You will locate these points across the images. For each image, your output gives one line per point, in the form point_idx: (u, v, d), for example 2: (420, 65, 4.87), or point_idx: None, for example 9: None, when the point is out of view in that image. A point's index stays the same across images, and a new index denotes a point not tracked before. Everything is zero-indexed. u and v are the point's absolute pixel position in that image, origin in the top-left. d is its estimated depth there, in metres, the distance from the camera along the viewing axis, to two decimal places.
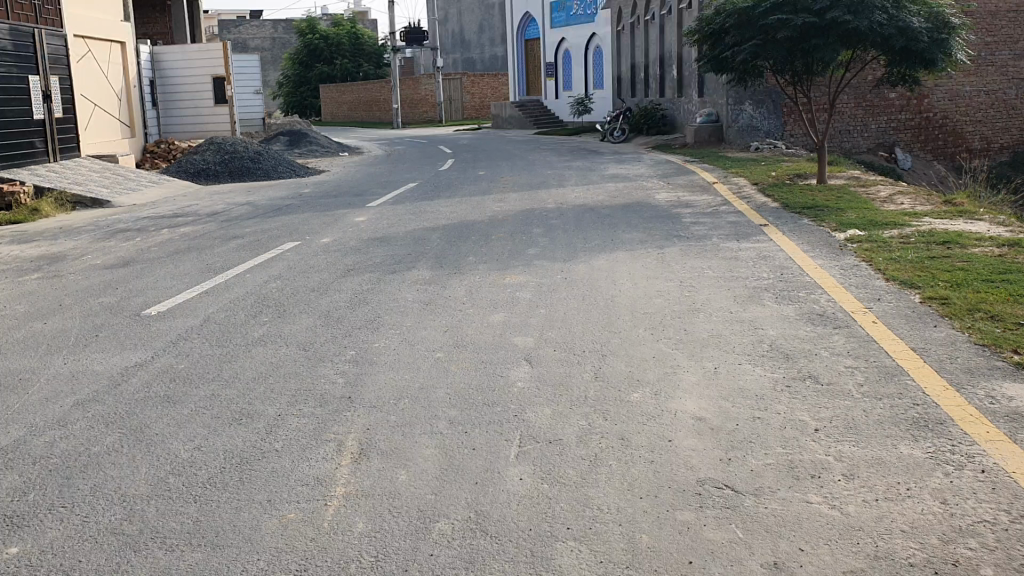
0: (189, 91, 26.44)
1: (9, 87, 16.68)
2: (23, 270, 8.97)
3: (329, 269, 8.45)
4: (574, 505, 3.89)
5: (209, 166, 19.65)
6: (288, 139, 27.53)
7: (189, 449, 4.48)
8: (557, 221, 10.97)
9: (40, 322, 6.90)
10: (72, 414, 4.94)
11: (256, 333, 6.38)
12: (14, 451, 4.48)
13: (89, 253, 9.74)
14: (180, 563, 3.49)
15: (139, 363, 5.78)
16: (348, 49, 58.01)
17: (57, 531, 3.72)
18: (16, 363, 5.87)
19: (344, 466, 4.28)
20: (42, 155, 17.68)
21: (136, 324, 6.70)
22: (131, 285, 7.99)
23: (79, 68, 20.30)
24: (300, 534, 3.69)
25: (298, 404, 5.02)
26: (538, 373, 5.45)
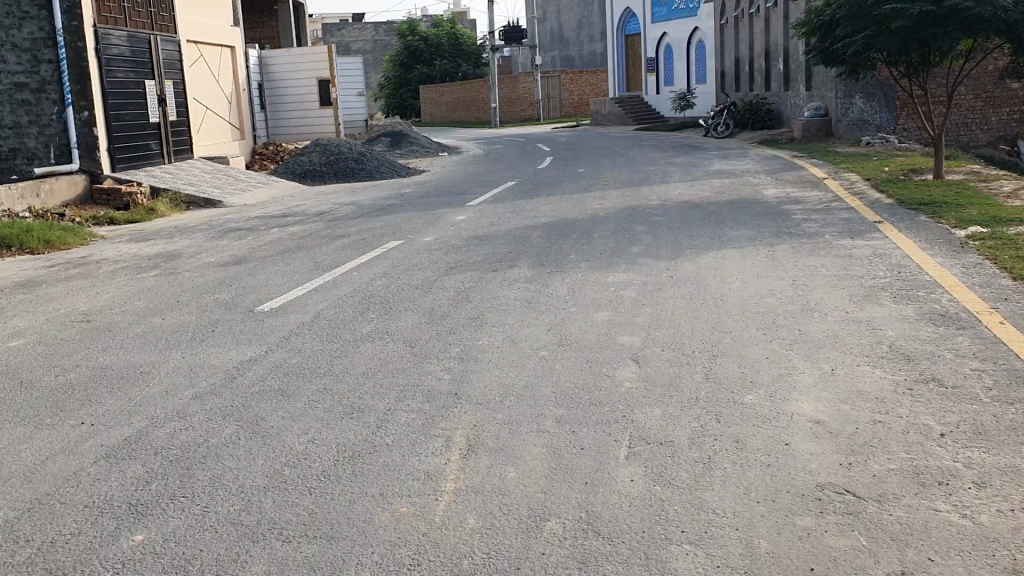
0: (294, 94, 27.08)
1: (127, 92, 17.36)
2: (142, 267, 9.30)
3: (431, 267, 8.47)
4: (691, 508, 3.74)
5: (314, 167, 20.06)
6: (390, 140, 27.96)
7: (302, 441, 4.51)
8: (661, 218, 10.75)
9: (160, 317, 7.11)
10: (192, 406, 5.05)
11: (365, 329, 6.43)
12: (137, 442, 4.58)
13: (203, 251, 10.03)
14: (297, 554, 3.50)
15: (253, 357, 5.87)
16: (447, 49, 58.61)
17: (178, 521, 3.76)
18: (139, 357, 6.04)
19: (453, 461, 4.23)
20: (157, 157, 18.37)
21: (249, 319, 6.84)
22: (243, 282, 8.18)
23: (192, 72, 21.00)
24: (412, 528, 3.66)
25: (406, 400, 5.01)
26: (646, 373, 5.31)
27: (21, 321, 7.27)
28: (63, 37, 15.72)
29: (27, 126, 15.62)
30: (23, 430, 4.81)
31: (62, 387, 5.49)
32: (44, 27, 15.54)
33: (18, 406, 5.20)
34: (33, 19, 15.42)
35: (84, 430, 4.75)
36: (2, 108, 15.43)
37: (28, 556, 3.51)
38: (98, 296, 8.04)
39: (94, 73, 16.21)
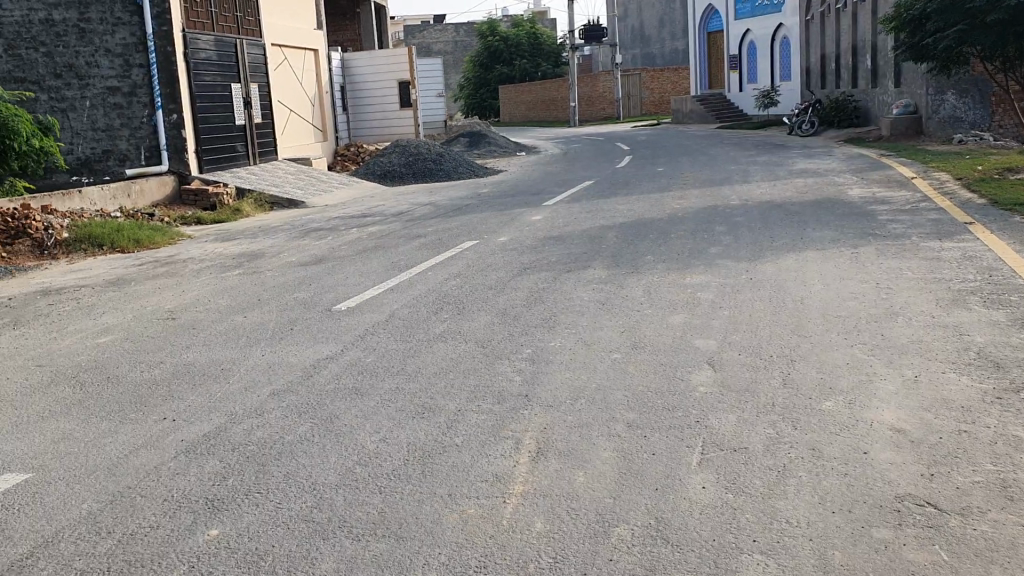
0: (375, 96, 27.48)
1: (214, 95, 17.83)
2: (226, 266, 9.55)
3: (505, 267, 8.49)
4: (762, 517, 3.67)
5: (394, 168, 20.31)
6: (469, 140, 28.14)
7: (374, 440, 4.56)
8: (741, 218, 10.57)
9: (242, 315, 7.28)
10: (269, 403, 5.15)
11: (438, 329, 6.48)
12: (216, 437, 4.70)
13: (284, 251, 10.24)
14: (366, 553, 3.53)
15: (329, 356, 5.97)
16: (527, 49, 58.57)
17: (253, 517, 3.85)
18: (221, 354, 6.19)
19: (522, 464, 4.23)
20: (243, 159, 18.86)
21: (326, 318, 6.95)
22: (322, 281, 8.32)
23: (277, 76, 21.47)
24: (479, 530, 3.66)
25: (477, 400, 5.03)
26: (721, 378, 5.21)
27: (110, 318, 7.52)
28: (153, 42, 16.22)
29: (119, 128, 16.26)
30: (109, 424, 4.98)
31: (146, 383, 5.66)
32: (136, 33, 16.10)
33: (105, 401, 5.38)
34: (126, 25, 16.03)
35: (166, 425, 4.89)
36: (96, 110, 16.11)
37: (109, 547, 3.63)
38: (183, 294, 8.26)
39: (183, 74, 16.73)
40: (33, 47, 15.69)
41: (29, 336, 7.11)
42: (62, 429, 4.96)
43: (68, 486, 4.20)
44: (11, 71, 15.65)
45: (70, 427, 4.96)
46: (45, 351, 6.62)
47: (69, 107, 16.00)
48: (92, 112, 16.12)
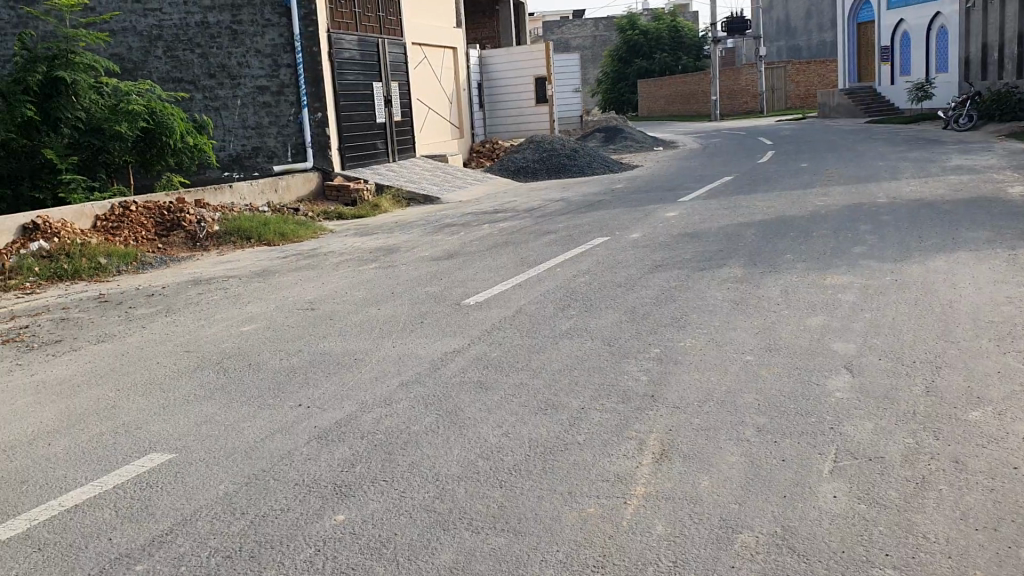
0: (512, 92, 27.73)
1: (357, 93, 18.37)
2: (362, 260, 9.82)
3: (637, 264, 8.39)
4: (897, 530, 3.48)
5: (529, 164, 20.42)
6: (605, 135, 28.02)
7: (497, 434, 4.59)
8: (888, 217, 10.11)
9: (375, 307, 7.48)
10: (397, 394, 5.26)
11: (564, 325, 6.46)
12: (346, 425, 4.83)
13: (418, 246, 10.45)
14: (485, 546, 3.55)
15: (456, 349, 6.04)
16: (667, 43, 57.82)
17: (377, 504, 3.93)
18: (354, 344, 6.37)
19: (646, 465, 4.17)
20: (383, 156, 19.38)
21: (455, 313, 7.03)
22: (453, 276, 8.45)
23: (418, 74, 21.95)
24: (599, 530, 3.63)
25: (602, 399, 4.98)
26: (859, 384, 4.98)
27: (254, 308, 7.86)
28: (300, 43, 16.89)
29: (268, 126, 17.00)
30: (248, 409, 5.20)
31: (284, 370, 5.90)
32: (284, 33, 16.80)
33: (245, 386, 5.63)
34: (274, 26, 16.76)
35: (301, 412, 5.07)
36: (246, 109, 16.90)
37: (242, 528, 3.78)
38: (322, 286, 8.55)
39: (327, 74, 17.30)
40: (190, 49, 16.59)
41: (180, 323, 7.52)
42: (205, 412, 5.22)
43: (207, 467, 4.41)
44: (169, 72, 16.61)
45: (212, 411, 5.22)
46: (194, 337, 7.00)
47: (222, 106, 16.84)
48: (243, 110, 16.90)
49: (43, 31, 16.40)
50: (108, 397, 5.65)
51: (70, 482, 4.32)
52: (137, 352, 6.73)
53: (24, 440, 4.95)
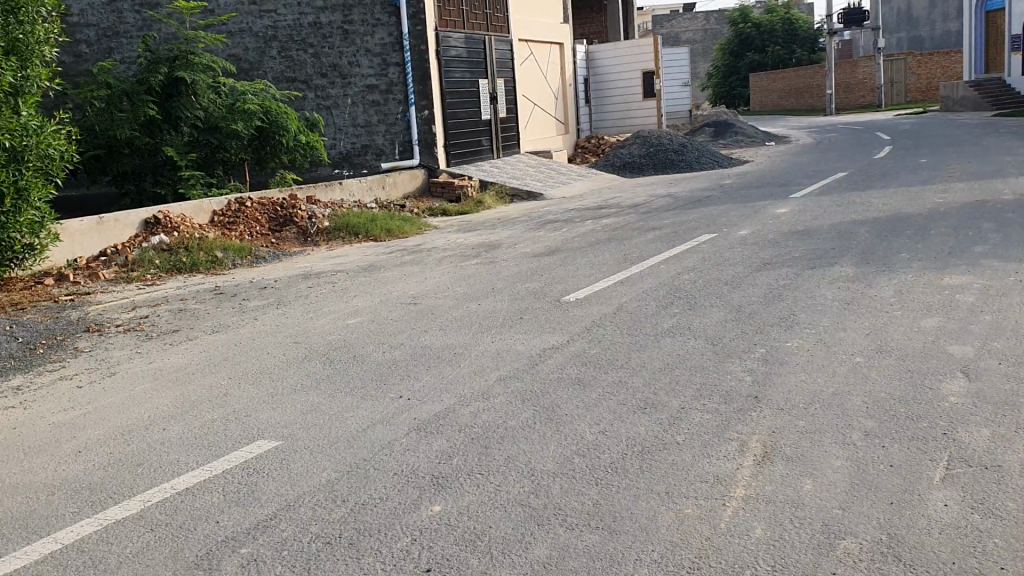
0: (619, 87, 27.53)
1: (464, 91, 18.56)
2: (465, 256, 9.92)
3: (743, 262, 8.21)
4: (1014, 543, 3.30)
5: (636, 160, 20.26)
6: (714, 130, 27.55)
7: (594, 432, 4.56)
8: (1014, 214, 9.60)
9: (476, 302, 7.54)
10: (495, 389, 5.29)
11: (666, 324, 6.37)
12: (444, 418, 4.89)
13: (521, 242, 10.48)
14: (579, 543, 3.54)
15: (555, 346, 6.04)
16: (781, 35, 56.45)
17: (473, 497, 3.96)
18: (454, 339, 6.44)
19: (746, 466, 4.08)
20: (488, 152, 19.53)
21: (555, 309, 7.02)
22: (555, 272, 8.44)
23: (524, 70, 22.02)
24: (695, 530, 3.57)
25: (704, 399, 4.89)
26: (977, 389, 4.75)
27: (359, 301, 8.03)
28: (408, 41, 17.06)
29: (376, 124, 17.37)
30: (351, 399, 5.33)
31: (386, 362, 6.01)
32: (393, 32, 17.06)
33: (348, 377, 5.77)
34: (383, 26, 17.01)
35: (401, 404, 5.16)
36: (356, 107, 17.33)
37: (342, 515, 3.87)
38: (426, 281, 8.67)
39: (435, 72, 17.45)
40: (303, 49, 17.17)
41: (290, 315, 7.75)
42: (310, 402, 5.36)
43: (311, 454, 4.53)
44: (283, 72, 17.25)
45: (317, 400, 5.36)
46: (302, 329, 7.21)
47: (333, 105, 17.36)
48: (353, 109, 17.34)
49: (165, 33, 17.16)
50: (220, 385, 5.87)
51: (182, 466, 4.51)
52: (247, 342, 6.96)
53: (142, 425, 5.19)
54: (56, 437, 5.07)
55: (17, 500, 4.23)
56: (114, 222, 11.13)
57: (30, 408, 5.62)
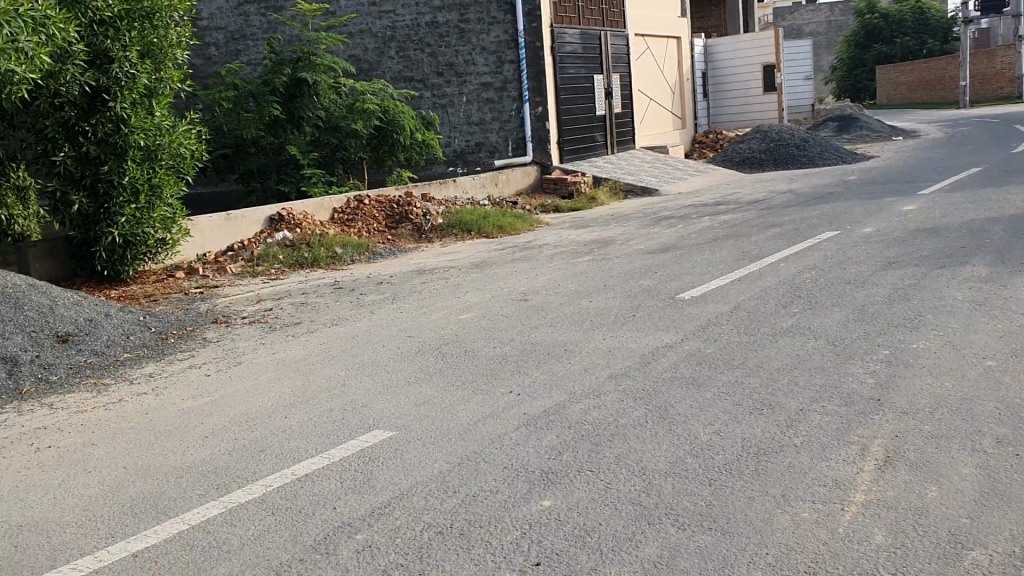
0: (737, 81, 26.99)
1: (579, 87, 18.51)
2: (578, 252, 9.89)
3: (867, 261, 7.91)
4: None
5: (754, 155, 19.81)
6: (838, 125, 26.67)
7: (708, 432, 4.48)
8: None
9: (589, 299, 7.50)
10: (607, 386, 5.26)
11: (784, 323, 6.20)
12: (555, 414, 4.89)
13: (635, 238, 10.39)
14: (689, 543, 3.48)
15: (668, 345, 5.95)
16: (911, 25, 54.20)
17: (583, 493, 3.95)
18: (565, 336, 6.43)
19: (867, 471, 3.93)
20: (602, 148, 19.44)
21: (669, 307, 6.93)
22: (670, 270, 8.33)
23: (640, 66, 21.81)
24: (812, 535, 3.46)
25: (822, 401, 4.75)
26: None
27: (472, 297, 8.11)
28: (523, 39, 17.13)
29: (491, 121, 17.53)
30: (464, 393, 5.39)
31: (497, 358, 6.04)
32: (508, 30, 17.14)
33: (460, 371, 5.84)
34: (500, 23, 17.14)
35: (512, 398, 5.19)
36: (471, 105, 17.55)
37: (453, 506, 3.92)
38: (538, 278, 8.69)
39: (550, 68, 17.45)
40: (420, 48, 17.49)
41: (404, 310, 7.90)
42: (423, 394, 5.45)
43: (424, 445, 4.60)
44: (401, 71, 17.64)
45: (430, 393, 5.44)
46: (417, 324, 7.34)
47: (449, 103, 17.66)
48: (469, 107, 17.57)
49: (289, 35, 17.70)
50: (338, 375, 6.04)
51: (302, 453, 4.65)
52: (364, 335, 7.13)
53: (264, 413, 5.37)
54: (185, 422, 5.31)
55: (148, 480, 4.45)
56: (241, 219, 11.59)
57: (161, 395, 5.90)
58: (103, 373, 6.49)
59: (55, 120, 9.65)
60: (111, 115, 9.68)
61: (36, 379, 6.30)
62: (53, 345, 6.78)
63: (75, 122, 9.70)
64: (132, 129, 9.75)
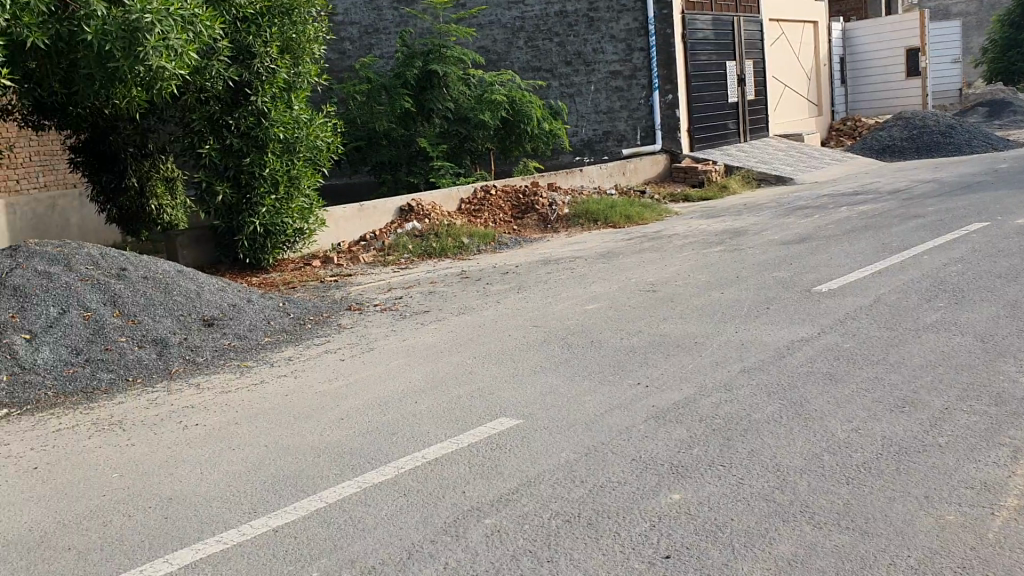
0: (878, 66, 25.93)
1: (710, 74, 18.13)
2: (708, 243, 9.70)
3: (1021, 254, 7.46)
4: None
5: (895, 143, 18.97)
6: (988, 110, 25.23)
7: (846, 429, 4.32)
8: None
9: (719, 291, 7.34)
10: (739, 379, 5.15)
11: (929, 318, 5.91)
12: (684, 408, 4.81)
13: (769, 229, 10.10)
14: (826, 542, 3.37)
15: (804, 338, 5.77)
16: None
17: (715, 488, 3.87)
18: (695, 328, 6.32)
19: (1019, 475, 3.71)
20: (734, 136, 19.01)
21: (805, 300, 6.72)
22: (805, 261, 8.07)
23: (774, 51, 21.21)
24: (958, 539, 3.29)
25: (969, 399, 4.51)
26: None
27: (599, 288, 8.07)
28: (653, 26, 16.88)
29: (619, 110, 17.41)
30: (590, 383, 5.37)
31: (624, 349, 5.99)
32: (638, 17, 16.95)
33: (587, 362, 5.81)
34: (630, 11, 16.97)
35: (641, 390, 5.14)
36: (599, 94, 17.47)
37: (582, 495, 3.91)
38: (666, 268, 8.57)
39: (680, 56, 17.15)
40: (549, 38, 17.54)
41: (531, 300, 7.92)
42: (550, 383, 5.47)
43: (551, 435, 4.61)
44: (529, 61, 17.77)
45: (557, 382, 5.45)
46: (544, 313, 7.35)
47: (576, 92, 17.67)
48: (597, 96, 17.50)
49: (420, 28, 18.00)
50: (466, 363, 6.12)
51: (431, 437, 4.74)
52: (491, 324, 7.20)
53: (395, 398, 5.49)
54: (321, 405, 5.49)
55: (287, 459, 4.62)
56: (373, 210, 11.90)
57: (298, 378, 6.12)
58: (246, 355, 6.78)
59: (201, 114, 10.10)
60: (253, 109, 10.09)
61: (185, 360, 6.64)
62: (199, 328, 7.13)
63: (220, 116, 10.13)
64: (272, 122, 10.15)
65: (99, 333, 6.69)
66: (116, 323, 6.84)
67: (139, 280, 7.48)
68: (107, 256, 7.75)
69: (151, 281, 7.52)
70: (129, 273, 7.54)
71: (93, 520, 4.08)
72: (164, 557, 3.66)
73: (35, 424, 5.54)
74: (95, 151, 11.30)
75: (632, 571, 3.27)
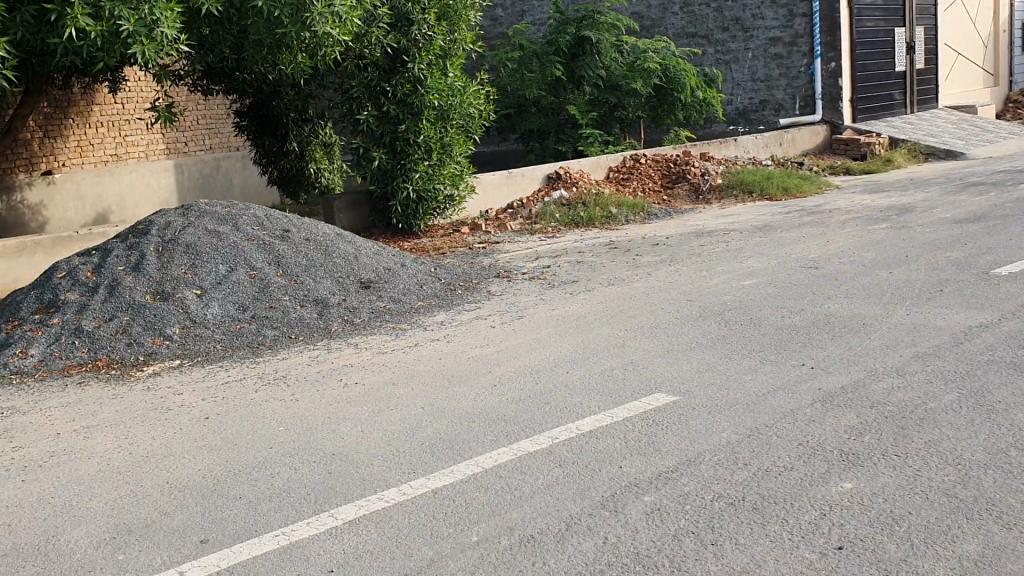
0: None
1: (876, 41, 17.19)
2: (872, 219, 9.23)
3: None
4: None
5: None
6: None
7: None
8: None
9: (886, 270, 6.97)
10: (912, 365, 4.87)
11: None
12: (853, 392, 4.58)
13: (939, 206, 9.52)
14: (1019, 545, 3.13)
15: (985, 324, 5.40)
16: None
17: (890, 479, 3.66)
18: (860, 309, 6.02)
19: None
20: (898, 107, 18.02)
21: (983, 283, 6.30)
22: (982, 242, 7.56)
23: (948, 17, 19.93)
24: None
25: None
26: None
27: (755, 262, 7.81)
28: None
29: (777, 78, 16.78)
30: (749, 362, 5.19)
31: (786, 328, 5.77)
32: None
33: (746, 339, 5.63)
34: None
35: (805, 371, 4.93)
36: (757, 61, 16.92)
37: (746, 478, 3.78)
38: (828, 244, 8.21)
39: (845, 22, 16.30)
40: (705, 4, 17.17)
41: (683, 273, 7.74)
42: (706, 359, 5.33)
43: (710, 414, 4.48)
44: (685, 27, 17.44)
45: (714, 359, 5.30)
46: (697, 287, 7.17)
47: (733, 59, 17.18)
48: (754, 63, 16.95)
49: None
50: (620, 334, 6.04)
51: (587, 409, 4.69)
52: (643, 296, 7.08)
53: (549, 366, 5.48)
54: (474, 370, 5.53)
55: (443, 423, 4.66)
56: (521, 177, 11.91)
57: (451, 342, 6.19)
58: (400, 318, 6.91)
59: (360, 81, 10.29)
60: (409, 76, 10.20)
61: (343, 321, 6.81)
62: (356, 290, 7.31)
63: (378, 83, 10.30)
64: (427, 89, 10.24)
65: (263, 292, 6.96)
66: (279, 283, 7.10)
67: (301, 242, 7.72)
68: (272, 217, 8.03)
69: (312, 243, 7.75)
70: (291, 235, 7.80)
71: (261, 471, 4.24)
72: (329, 511, 3.76)
73: (205, 375, 5.82)
74: (260, 115, 11.73)
75: (802, 560, 3.13)
